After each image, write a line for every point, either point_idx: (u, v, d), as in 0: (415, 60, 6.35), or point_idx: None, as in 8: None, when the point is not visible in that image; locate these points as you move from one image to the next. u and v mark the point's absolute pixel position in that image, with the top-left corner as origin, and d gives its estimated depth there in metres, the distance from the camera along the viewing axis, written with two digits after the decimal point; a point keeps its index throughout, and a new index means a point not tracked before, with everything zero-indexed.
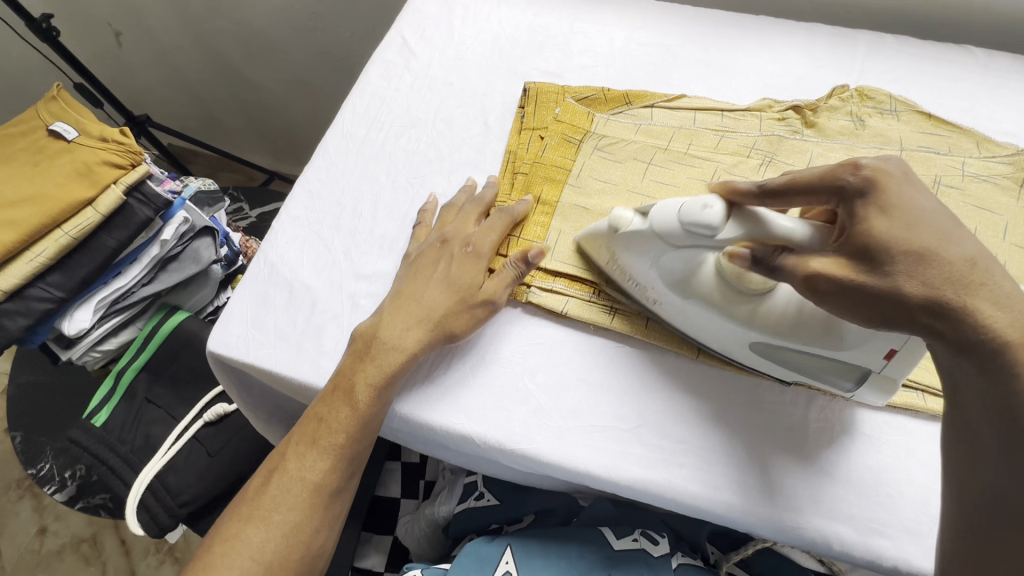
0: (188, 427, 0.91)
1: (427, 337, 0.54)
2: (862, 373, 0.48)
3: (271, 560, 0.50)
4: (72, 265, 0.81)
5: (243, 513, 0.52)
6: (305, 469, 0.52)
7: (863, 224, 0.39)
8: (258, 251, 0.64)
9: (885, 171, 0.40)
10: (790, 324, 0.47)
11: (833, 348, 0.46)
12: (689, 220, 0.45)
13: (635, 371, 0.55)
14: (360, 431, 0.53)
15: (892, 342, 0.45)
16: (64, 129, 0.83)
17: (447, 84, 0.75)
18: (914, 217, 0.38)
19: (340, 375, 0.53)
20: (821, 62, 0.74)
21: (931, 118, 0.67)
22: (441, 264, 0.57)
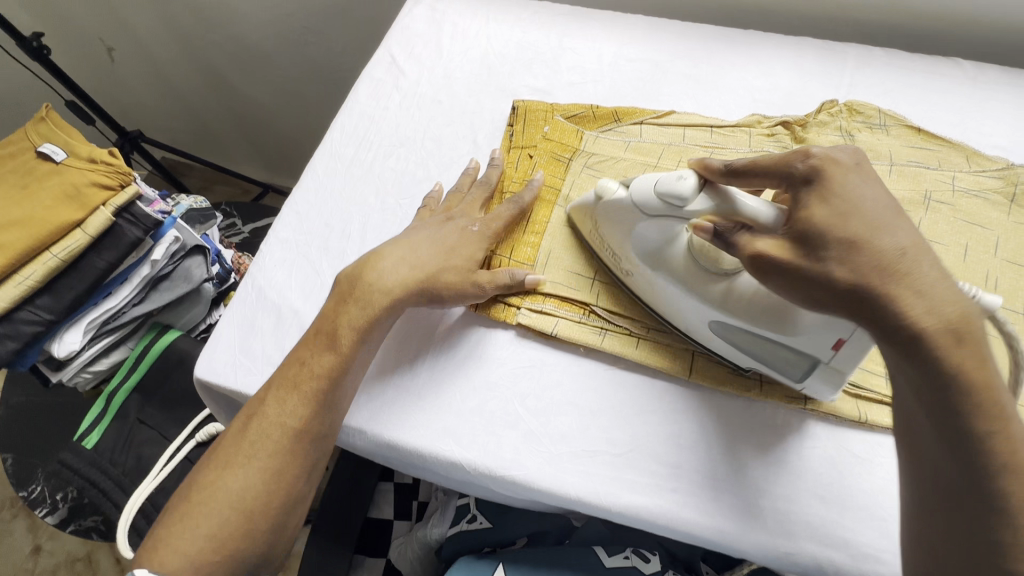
0: (180, 448, 0.90)
1: (416, 286, 0.55)
2: (812, 363, 0.48)
3: (252, 507, 0.48)
4: (61, 287, 0.80)
5: (221, 460, 0.50)
6: (285, 414, 0.51)
7: (805, 210, 0.41)
8: (246, 275, 0.64)
9: (834, 157, 0.42)
10: (741, 309, 0.49)
11: (784, 334, 0.47)
12: (663, 186, 0.48)
13: (626, 394, 0.54)
14: (341, 375, 0.52)
15: (838, 332, 0.45)
16: (53, 151, 0.83)
17: (436, 102, 0.75)
18: (855, 204, 0.39)
19: (324, 318, 0.54)
20: (810, 76, 0.74)
21: (921, 132, 0.67)
22: (441, 227, 0.58)
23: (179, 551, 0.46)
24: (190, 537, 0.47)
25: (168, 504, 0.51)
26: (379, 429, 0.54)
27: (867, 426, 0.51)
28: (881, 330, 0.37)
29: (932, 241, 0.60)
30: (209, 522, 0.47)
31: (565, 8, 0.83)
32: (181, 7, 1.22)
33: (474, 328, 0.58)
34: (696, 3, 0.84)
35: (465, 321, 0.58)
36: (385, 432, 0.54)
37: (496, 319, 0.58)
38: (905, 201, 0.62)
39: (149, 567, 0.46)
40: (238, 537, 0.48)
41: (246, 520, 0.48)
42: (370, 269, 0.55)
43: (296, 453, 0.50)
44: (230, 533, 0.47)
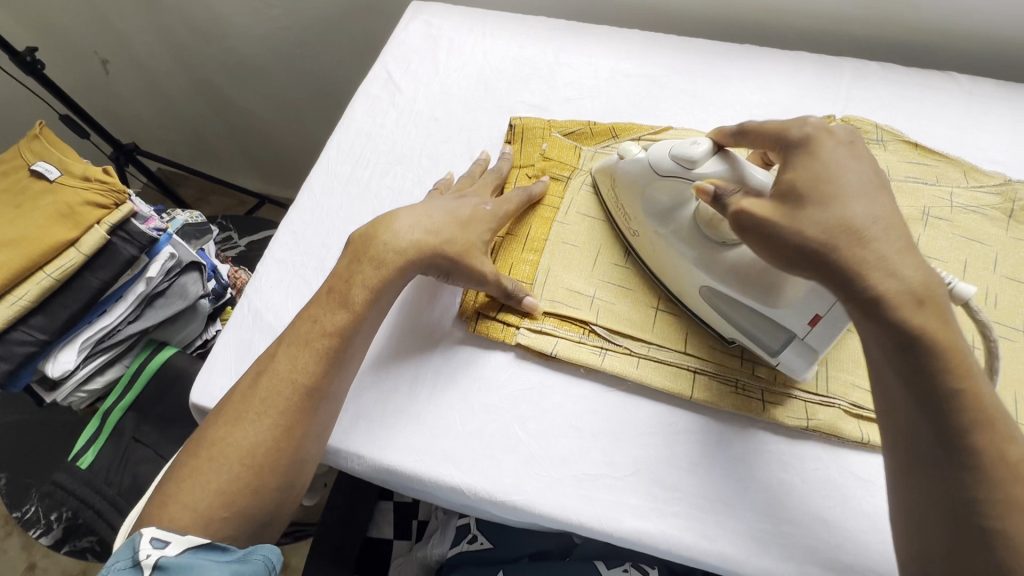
0: None
1: (426, 256, 0.55)
2: (787, 336, 0.51)
3: (262, 463, 0.48)
4: (55, 307, 0.79)
5: (230, 417, 0.50)
6: (296, 371, 0.51)
7: (789, 173, 0.43)
8: (243, 296, 0.63)
9: (823, 133, 0.44)
10: (721, 273, 0.52)
11: (763, 302, 0.50)
12: (677, 147, 0.51)
13: (627, 416, 0.54)
14: (352, 333, 0.53)
15: (818, 307, 0.48)
16: (47, 169, 0.82)
17: (433, 119, 0.75)
18: (835, 172, 0.42)
19: (337, 276, 0.55)
20: (807, 90, 0.74)
21: (918, 147, 0.67)
22: (455, 203, 0.59)
23: (187, 507, 0.46)
24: (198, 492, 0.47)
25: (174, 461, 0.50)
26: (378, 456, 0.53)
27: (868, 446, 0.51)
28: (846, 285, 0.39)
29: (932, 257, 0.60)
30: (219, 477, 0.47)
31: (561, 22, 0.83)
32: (176, 20, 1.21)
33: (473, 350, 0.58)
34: (692, 17, 0.84)
35: (464, 344, 0.58)
36: (386, 458, 0.53)
37: (495, 338, 0.57)
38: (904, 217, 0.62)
39: (157, 525, 0.46)
40: (248, 493, 0.48)
41: (255, 476, 0.48)
42: (384, 229, 0.55)
43: (307, 410, 0.51)
44: (239, 488, 0.47)
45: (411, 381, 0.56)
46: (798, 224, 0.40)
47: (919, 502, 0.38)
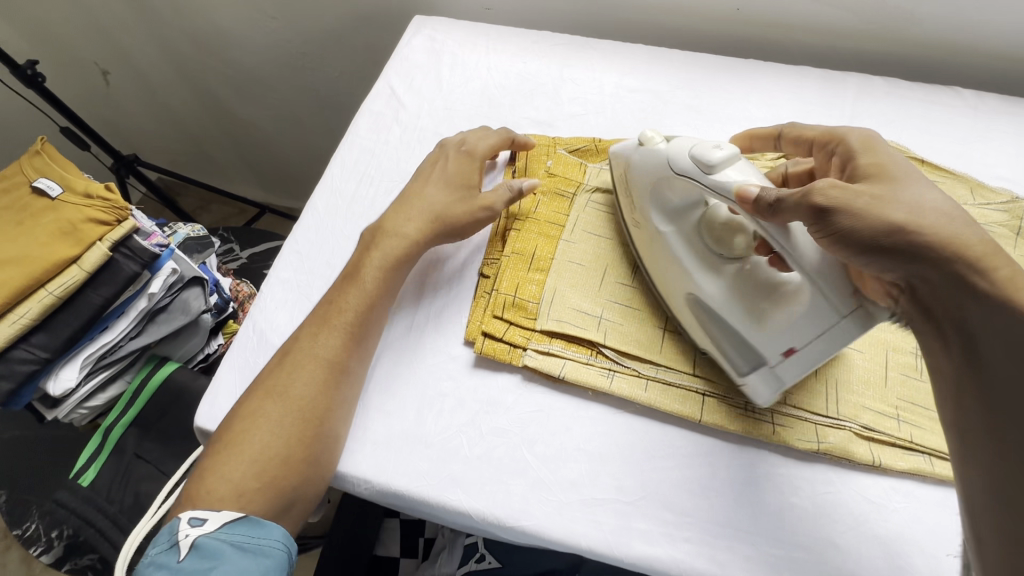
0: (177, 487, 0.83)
1: (429, 226, 0.61)
2: (760, 362, 0.50)
3: (293, 433, 0.51)
4: (57, 324, 0.78)
5: (261, 392, 0.52)
6: (319, 346, 0.54)
7: (854, 163, 0.50)
8: (247, 316, 0.63)
9: (871, 140, 0.51)
10: (714, 293, 0.52)
11: (747, 323, 0.51)
12: (701, 149, 0.50)
13: (636, 438, 0.53)
14: (367, 311, 0.57)
15: (794, 340, 0.48)
16: (48, 186, 0.82)
17: (437, 135, 0.75)
18: (899, 162, 0.49)
19: (349, 265, 0.60)
20: (812, 106, 0.74)
21: (924, 163, 0.67)
22: (439, 163, 0.65)
23: (224, 477, 0.48)
24: (233, 463, 0.49)
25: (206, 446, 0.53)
26: (388, 483, 0.53)
27: (879, 469, 0.51)
28: (932, 255, 0.43)
29: None
30: (252, 448, 0.50)
31: (564, 37, 0.83)
32: (177, 31, 1.21)
33: (482, 374, 0.57)
34: (695, 32, 0.84)
35: (473, 368, 0.58)
36: (396, 485, 0.52)
37: (501, 360, 0.57)
38: None
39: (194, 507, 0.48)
40: (278, 462, 0.50)
41: (286, 446, 0.50)
42: (389, 221, 0.61)
43: (332, 383, 0.53)
44: (271, 457, 0.50)
45: (419, 408, 0.56)
46: (896, 203, 0.45)
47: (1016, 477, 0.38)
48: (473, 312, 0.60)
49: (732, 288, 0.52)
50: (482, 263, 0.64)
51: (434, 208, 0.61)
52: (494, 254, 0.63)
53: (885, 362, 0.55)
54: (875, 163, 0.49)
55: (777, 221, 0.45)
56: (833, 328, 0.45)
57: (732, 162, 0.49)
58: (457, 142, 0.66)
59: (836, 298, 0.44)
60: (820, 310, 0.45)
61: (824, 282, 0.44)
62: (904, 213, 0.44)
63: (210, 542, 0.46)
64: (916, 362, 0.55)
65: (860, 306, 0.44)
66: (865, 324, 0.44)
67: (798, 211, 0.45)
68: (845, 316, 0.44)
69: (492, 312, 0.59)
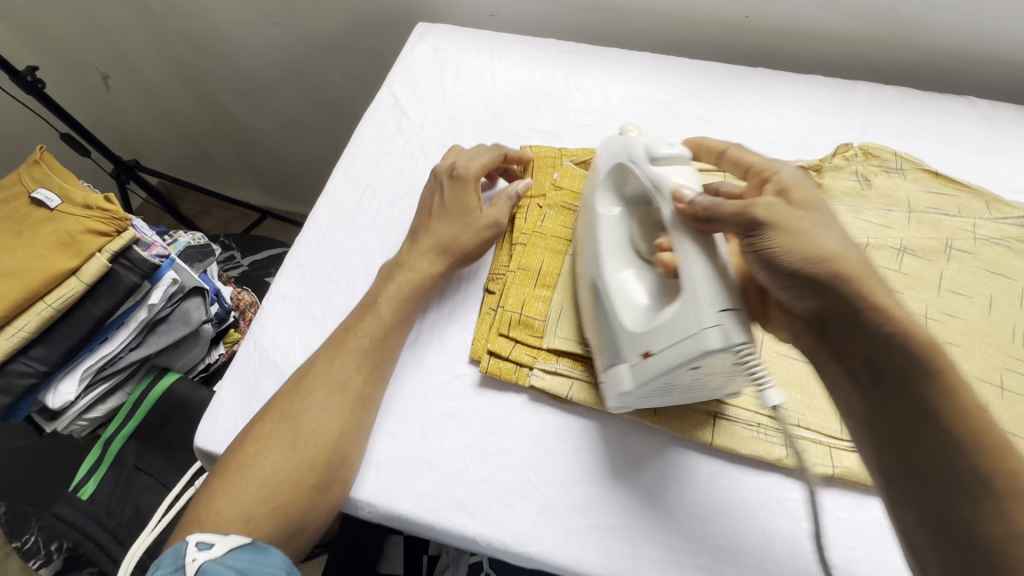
0: (179, 496, 0.79)
1: (441, 262, 0.59)
2: (624, 357, 0.49)
3: (305, 459, 0.49)
4: (56, 337, 0.77)
5: (275, 414, 0.51)
6: (335, 371, 0.53)
7: (783, 190, 0.48)
8: (248, 333, 0.62)
9: (802, 177, 0.49)
10: (612, 289, 0.52)
11: (625, 323, 0.49)
12: (655, 142, 0.50)
13: (644, 461, 0.52)
14: (384, 340, 0.55)
15: (652, 344, 0.46)
16: (47, 197, 0.80)
17: (441, 146, 0.73)
18: (820, 201, 0.47)
19: (365, 298, 0.58)
20: (823, 116, 0.72)
21: (939, 176, 0.65)
22: (436, 200, 0.62)
23: (232, 500, 0.47)
24: (243, 485, 0.48)
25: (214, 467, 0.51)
26: (392, 506, 0.52)
27: None
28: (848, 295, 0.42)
29: (956, 292, 0.58)
30: (263, 471, 0.48)
31: (570, 45, 0.82)
32: (178, 37, 1.20)
33: (488, 394, 0.56)
34: (704, 38, 0.83)
35: (479, 388, 0.56)
36: (400, 509, 0.51)
37: (507, 379, 0.56)
38: (927, 250, 0.61)
39: (201, 530, 0.45)
40: (289, 487, 0.48)
41: (297, 471, 0.49)
42: (405, 253, 0.60)
43: (350, 410, 0.52)
44: (282, 482, 0.48)
45: (423, 429, 0.55)
46: (818, 238, 0.43)
47: (950, 507, 0.37)
48: (478, 329, 0.59)
49: (625, 288, 0.52)
50: (489, 275, 0.62)
51: (441, 240, 0.59)
52: (499, 269, 0.62)
53: None
54: (804, 199, 0.47)
55: (706, 222, 0.44)
56: (685, 339, 0.43)
57: (676, 163, 0.50)
58: (448, 167, 0.63)
59: (698, 309, 0.42)
60: (683, 318, 0.43)
61: (699, 289, 0.42)
62: (831, 250, 0.43)
63: (216, 568, 0.42)
64: None
65: (718, 325, 0.41)
66: (712, 344, 0.41)
67: (725, 220, 0.43)
68: (699, 329, 0.41)
69: (497, 329, 0.58)
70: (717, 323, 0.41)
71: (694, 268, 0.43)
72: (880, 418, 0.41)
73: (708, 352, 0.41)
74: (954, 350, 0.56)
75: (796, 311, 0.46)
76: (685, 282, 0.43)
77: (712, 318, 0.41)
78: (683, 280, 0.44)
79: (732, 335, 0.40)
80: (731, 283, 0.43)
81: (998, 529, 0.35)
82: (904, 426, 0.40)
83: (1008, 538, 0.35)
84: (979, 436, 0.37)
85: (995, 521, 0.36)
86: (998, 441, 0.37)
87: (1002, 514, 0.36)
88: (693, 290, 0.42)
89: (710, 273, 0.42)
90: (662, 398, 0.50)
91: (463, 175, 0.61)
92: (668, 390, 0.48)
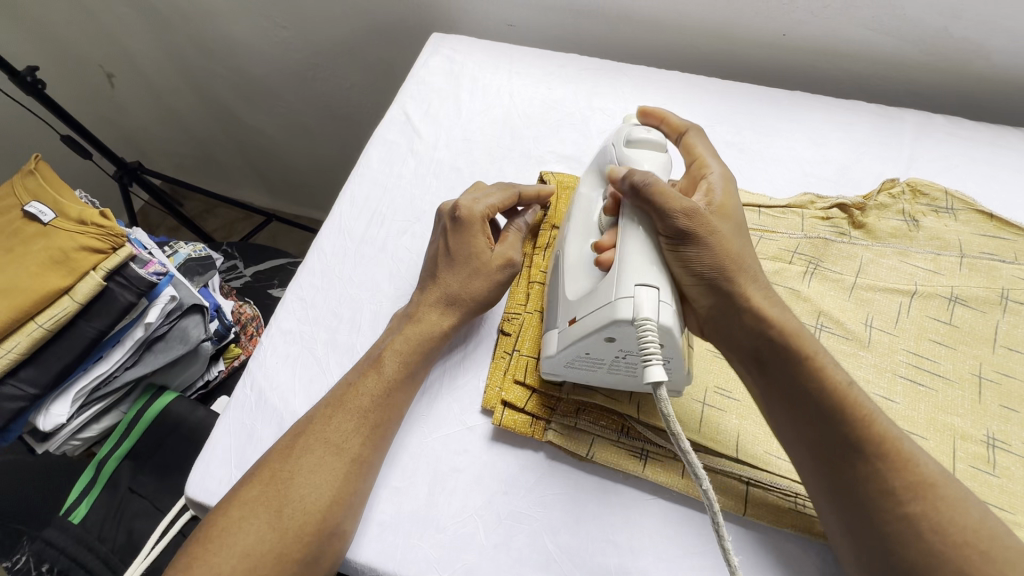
0: (175, 520, 0.69)
1: (447, 310, 0.55)
2: (557, 323, 0.49)
3: (291, 530, 0.44)
4: (47, 358, 0.69)
5: (265, 476, 0.47)
6: (330, 432, 0.48)
7: (710, 194, 0.49)
8: (245, 372, 0.58)
9: (729, 178, 0.51)
10: (563, 265, 0.52)
11: (559, 299, 0.50)
12: (635, 128, 0.52)
13: (668, 528, 0.49)
14: (385, 405, 0.51)
15: (575, 311, 0.47)
16: (40, 210, 0.73)
17: (455, 170, 0.69)
18: (738, 212, 0.49)
19: (368, 355, 0.54)
20: (865, 147, 0.68)
21: (993, 218, 0.60)
22: (439, 233, 0.57)
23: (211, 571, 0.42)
24: (224, 554, 0.43)
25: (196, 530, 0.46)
26: (393, 572, 0.47)
27: None
28: (736, 295, 0.45)
29: (1012, 349, 0.54)
30: (245, 540, 0.44)
31: (594, 61, 0.77)
32: (186, 37, 1.16)
33: (500, 449, 0.52)
34: (735, 57, 0.79)
35: (491, 441, 0.53)
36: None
37: (523, 434, 0.52)
38: (980, 299, 0.56)
39: None
40: (272, 560, 0.43)
41: (282, 542, 0.44)
42: (417, 296, 0.56)
43: (346, 475, 0.47)
44: (265, 554, 0.43)
45: (431, 486, 0.51)
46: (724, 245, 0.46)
47: (840, 472, 0.41)
48: (492, 376, 0.55)
49: (580, 258, 0.50)
50: (503, 314, 0.59)
51: (450, 291, 0.55)
52: (514, 308, 0.59)
53: (953, 452, 0.49)
54: (723, 203, 0.48)
55: (638, 198, 0.46)
56: (602, 306, 0.43)
57: (649, 149, 0.51)
58: (451, 207, 0.57)
59: (620, 280, 0.43)
60: (605, 289, 0.44)
61: (626, 264, 0.43)
62: (733, 259, 0.46)
63: None
64: (990, 454, 0.49)
65: (633, 296, 0.42)
66: (624, 313, 0.41)
67: (654, 205, 0.45)
68: (616, 298, 0.42)
69: (513, 377, 0.54)
70: (632, 294, 0.42)
71: (632, 250, 0.44)
72: (770, 394, 0.45)
73: (619, 320, 0.42)
74: (1013, 416, 0.51)
75: (698, 307, 0.47)
76: (617, 262, 0.44)
77: (629, 290, 0.42)
78: (617, 256, 0.45)
79: (642, 307, 0.41)
80: (658, 265, 0.44)
81: (877, 489, 0.40)
82: (790, 401, 0.44)
83: (883, 496, 0.40)
84: (845, 405, 0.42)
85: (871, 482, 0.40)
86: (865, 409, 0.42)
87: (871, 472, 0.40)
88: (624, 263, 0.44)
89: (643, 259, 0.44)
90: (586, 373, 0.49)
91: (467, 217, 0.55)
92: (589, 364, 0.48)
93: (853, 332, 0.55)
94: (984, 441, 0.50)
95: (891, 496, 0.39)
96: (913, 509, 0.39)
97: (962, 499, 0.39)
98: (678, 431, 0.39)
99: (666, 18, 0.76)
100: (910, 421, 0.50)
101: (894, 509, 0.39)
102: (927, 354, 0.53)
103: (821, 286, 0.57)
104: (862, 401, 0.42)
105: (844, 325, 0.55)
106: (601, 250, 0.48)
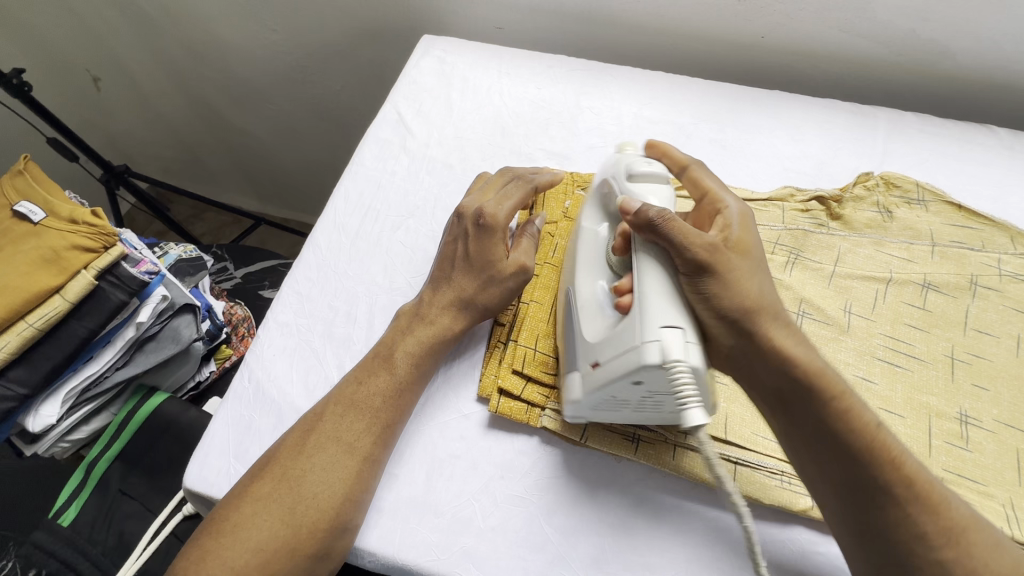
0: (164, 522, 0.70)
1: (455, 309, 0.56)
2: (579, 365, 0.50)
3: (306, 524, 0.45)
4: (38, 357, 0.69)
5: (276, 472, 0.47)
6: (342, 428, 0.49)
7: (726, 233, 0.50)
8: (243, 364, 0.58)
9: (746, 215, 0.52)
10: (579, 303, 0.52)
11: (580, 338, 0.50)
12: (636, 160, 0.53)
13: (660, 508, 0.50)
14: (394, 407, 0.51)
15: (598, 353, 0.47)
16: (30, 210, 0.72)
17: (447, 167, 0.71)
18: (758, 254, 0.50)
19: (382, 345, 0.55)
20: (842, 143, 0.71)
21: (962, 209, 0.63)
22: (461, 245, 0.57)
23: (223, 565, 0.43)
24: (236, 548, 0.44)
25: (201, 525, 0.46)
26: (395, 557, 0.48)
27: None
28: (757, 332, 0.47)
29: (982, 331, 0.56)
30: (256, 535, 0.44)
31: (581, 62, 0.80)
32: (173, 40, 1.16)
33: (497, 436, 0.54)
34: (717, 59, 0.82)
35: (487, 428, 0.54)
36: (404, 559, 0.48)
37: (519, 420, 0.53)
38: (952, 285, 0.59)
39: None
40: (285, 555, 0.44)
41: (296, 537, 0.45)
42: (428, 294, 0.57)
43: (357, 473, 0.48)
44: (279, 547, 0.44)
45: (428, 472, 0.52)
46: (744, 283, 0.47)
47: (867, 507, 0.43)
48: (488, 365, 0.56)
49: (596, 298, 0.51)
50: None
51: (462, 295, 0.56)
52: None
53: (928, 429, 0.52)
54: (742, 241, 0.50)
55: (650, 234, 0.47)
56: (627, 350, 0.44)
57: (654, 183, 0.52)
58: (475, 212, 0.58)
59: (645, 324, 0.43)
60: (627, 333, 0.44)
61: (648, 306, 0.44)
62: (757, 296, 0.47)
63: None
64: (962, 430, 0.51)
65: (659, 339, 0.42)
66: (651, 358, 0.42)
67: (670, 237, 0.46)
68: (640, 342, 0.43)
69: (510, 366, 0.55)
70: (658, 337, 0.42)
71: (652, 290, 0.45)
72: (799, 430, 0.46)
73: (645, 366, 0.42)
74: (983, 394, 0.53)
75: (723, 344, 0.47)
76: (637, 300, 0.45)
77: (653, 334, 0.43)
78: (637, 294, 0.46)
79: (669, 351, 0.42)
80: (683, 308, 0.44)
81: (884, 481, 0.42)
82: (815, 436, 0.45)
83: (917, 540, 0.41)
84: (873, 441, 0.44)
85: (902, 526, 0.41)
86: (894, 449, 0.44)
87: (903, 516, 0.42)
88: (644, 306, 0.44)
89: (663, 299, 0.44)
90: (613, 414, 0.50)
91: (492, 224, 0.56)
92: (615, 405, 0.48)
93: (833, 318, 0.57)
94: (957, 419, 0.52)
95: (892, 488, 0.42)
96: (946, 556, 0.41)
97: (993, 545, 0.42)
98: (724, 477, 0.42)
99: (650, 20, 0.79)
100: (888, 401, 0.53)
101: (927, 554, 0.41)
102: (903, 338, 0.56)
103: (801, 275, 0.59)
104: (890, 440, 0.44)
105: (825, 311, 0.57)
106: (619, 293, 0.49)
